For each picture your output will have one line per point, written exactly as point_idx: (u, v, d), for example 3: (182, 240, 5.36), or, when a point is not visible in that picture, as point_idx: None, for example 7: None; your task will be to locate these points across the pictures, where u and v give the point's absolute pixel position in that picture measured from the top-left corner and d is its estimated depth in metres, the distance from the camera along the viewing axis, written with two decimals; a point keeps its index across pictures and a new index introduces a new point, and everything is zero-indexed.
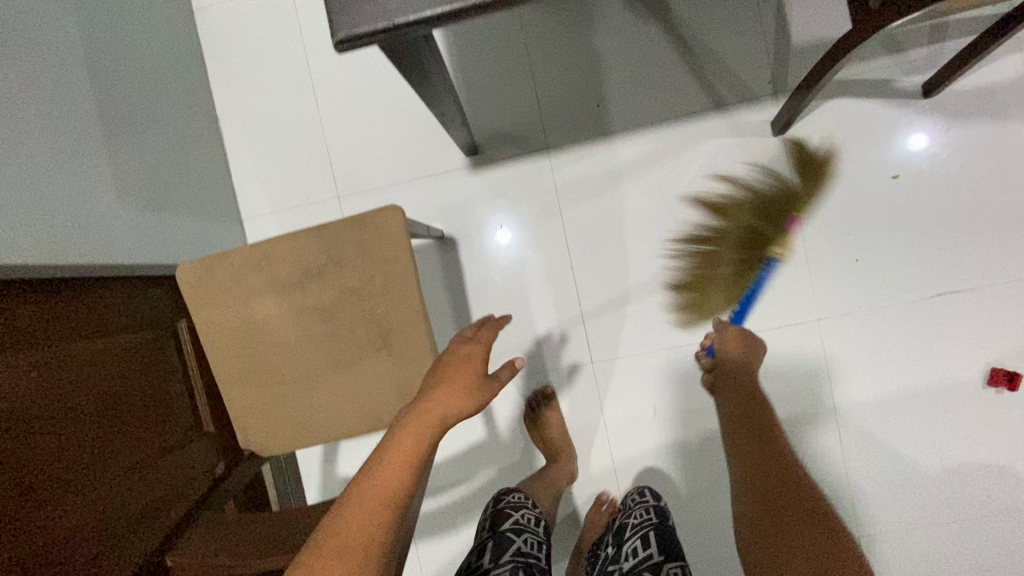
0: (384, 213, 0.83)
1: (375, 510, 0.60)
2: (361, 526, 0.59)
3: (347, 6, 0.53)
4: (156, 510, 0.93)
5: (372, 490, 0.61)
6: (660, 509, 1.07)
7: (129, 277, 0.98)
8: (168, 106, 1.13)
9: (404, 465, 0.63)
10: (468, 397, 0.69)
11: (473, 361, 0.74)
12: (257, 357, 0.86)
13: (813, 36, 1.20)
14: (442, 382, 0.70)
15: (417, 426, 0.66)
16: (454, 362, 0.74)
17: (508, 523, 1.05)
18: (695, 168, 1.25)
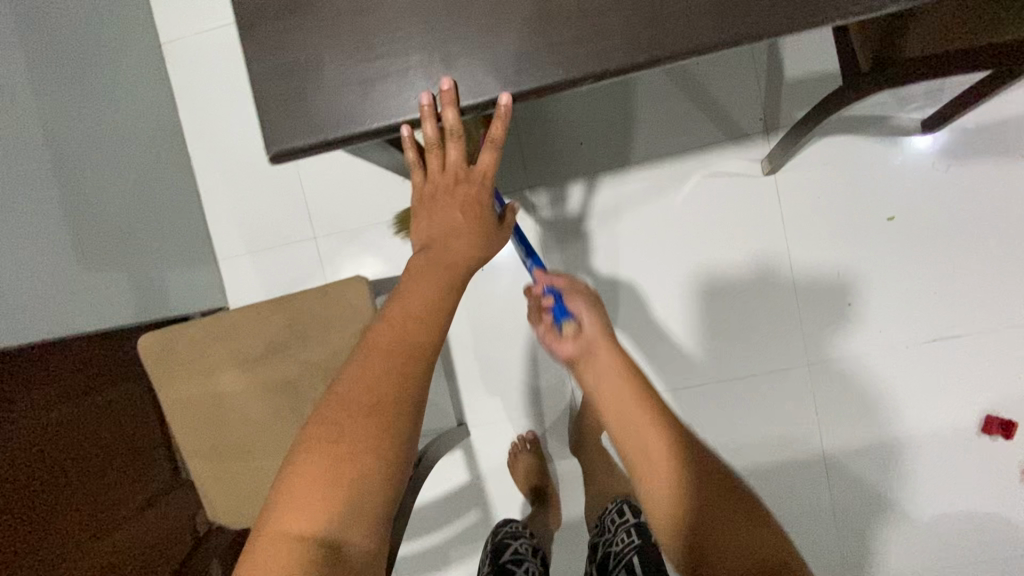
0: (348, 284, 0.81)
1: (398, 370, 0.49)
2: (385, 384, 0.48)
3: (280, 120, 0.49)
4: (138, 562, 1.06)
5: (389, 347, 0.50)
6: (641, 528, 1.01)
7: (109, 344, 1.11)
8: (133, 149, 1.09)
9: (427, 321, 0.51)
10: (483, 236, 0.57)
11: (479, 195, 0.56)
12: (222, 431, 0.84)
13: (808, 69, 1.14)
14: (452, 217, 0.56)
15: (430, 280, 0.53)
16: (452, 196, 0.56)
17: (507, 555, 1.03)
18: (683, 208, 1.19)
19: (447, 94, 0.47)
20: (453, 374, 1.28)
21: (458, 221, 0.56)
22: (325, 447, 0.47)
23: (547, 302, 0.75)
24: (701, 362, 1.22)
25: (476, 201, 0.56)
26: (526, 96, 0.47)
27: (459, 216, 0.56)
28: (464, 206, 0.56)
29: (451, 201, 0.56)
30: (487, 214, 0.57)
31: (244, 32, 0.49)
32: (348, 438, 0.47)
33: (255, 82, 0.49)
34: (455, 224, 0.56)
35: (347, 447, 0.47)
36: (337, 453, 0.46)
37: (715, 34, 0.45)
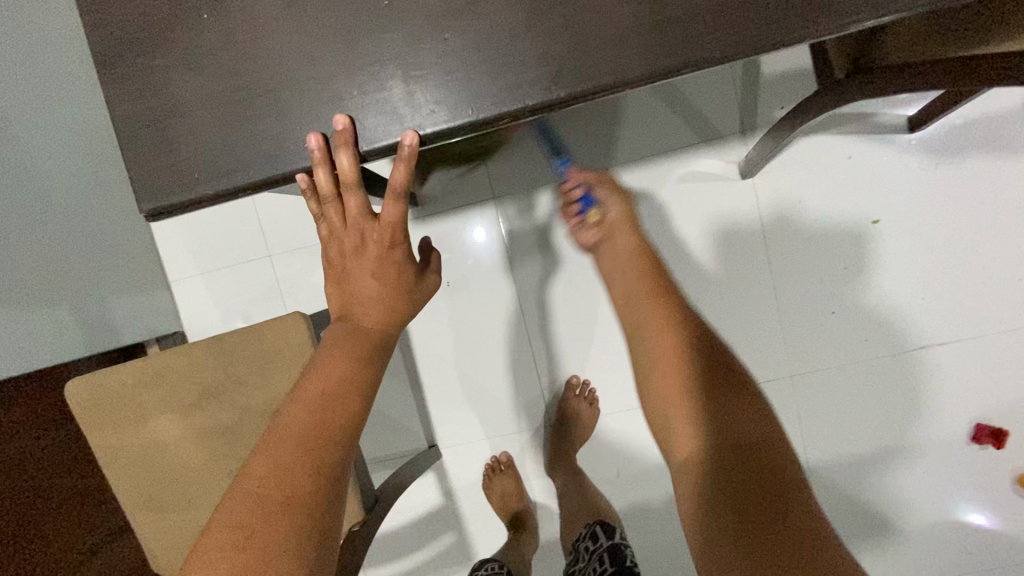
0: (285, 322, 0.75)
1: (316, 453, 0.43)
2: (300, 472, 0.42)
3: (148, 171, 0.42)
4: None
5: (303, 427, 0.44)
6: (613, 551, 0.95)
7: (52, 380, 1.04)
8: None
9: (346, 396, 0.47)
10: (399, 297, 0.52)
11: (390, 257, 0.51)
12: (162, 483, 0.78)
13: (786, 66, 1.07)
14: (366, 283, 0.51)
15: (348, 351, 0.49)
16: (359, 258, 0.50)
17: None
18: (658, 214, 1.12)
19: (340, 134, 0.40)
20: (421, 395, 1.22)
21: (372, 286, 0.51)
22: (226, 559, 0.38)
23: (575, 195, 0.72)
24: None
25: (388, 260, 0.51)
26: (439, 137, 0.41)
27: (370, 281, 0.51)
28: (376, 269, 0.50)
29: (359, 263, 0.50)
30: (403, 272, 0.52)
31: (102, 71, 0.42)
32: (259, 539, 0.39)
33: (123, 131, 0.42)
34: (369, 289, 0.51)
35: (254, 552, 0.39)
36: (240, 562, 0.38)
37: (645, 65, 0.39)
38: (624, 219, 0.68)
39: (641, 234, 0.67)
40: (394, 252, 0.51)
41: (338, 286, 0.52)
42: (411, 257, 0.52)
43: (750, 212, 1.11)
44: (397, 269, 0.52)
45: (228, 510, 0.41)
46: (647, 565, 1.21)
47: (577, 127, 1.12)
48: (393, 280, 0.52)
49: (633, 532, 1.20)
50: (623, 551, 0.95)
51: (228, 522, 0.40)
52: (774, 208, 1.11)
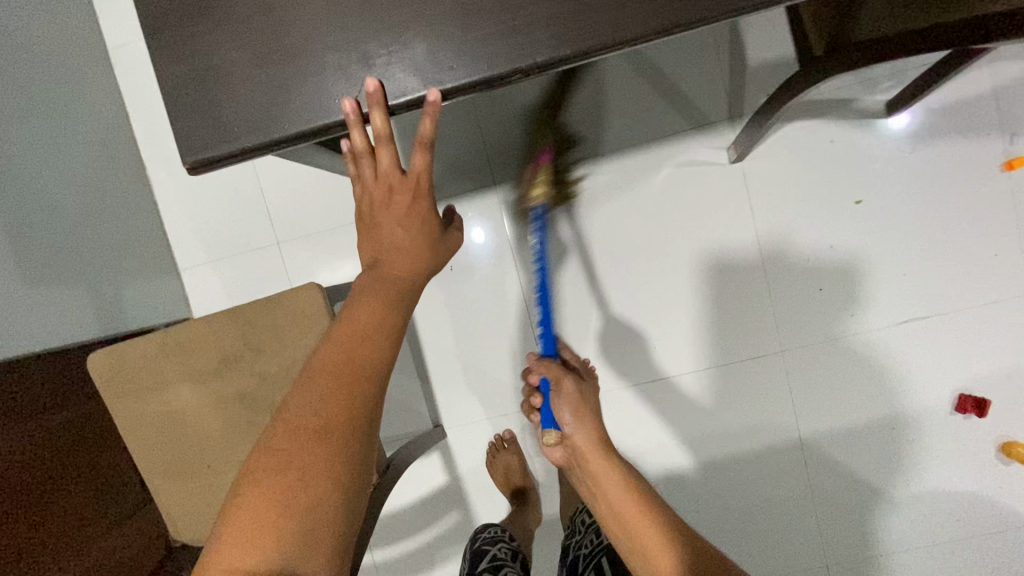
0: (303, 291, 0.79)
1: (347, 391, 0.48)
2: (333, 407, 0.47)
3: (194, 127, 0.47)
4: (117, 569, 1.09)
5: (336, 367, 0.49)
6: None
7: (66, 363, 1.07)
8: (83, 160, 1.05)
9: (375, 339, 0.51)
10: (424, 247, 0.56)
11: (417, 206, 0.55)
12: (182, 449, 0.81)
13: (768, 56, 1.12)
14: (393, 233, 0.55)
15: (377, 296, 0.53)
16: (390, 208, 0.55)
17: (485, 561, 1.02)
18: (653, 197, 1.17)
19: (372, 95, 0.45)
20: (425, 378, 1.26)
21: (398, 235, 0.55)
22: (271, 478, 0.45)
23: (536, 398, 0.74)
24: (679, 350, 1.20)
25: (414, 211, 0.55)
26: (456, 92, 0.45)
27: (398, 230, 0.55)
28: (402, 219, 0.55)
29: (388, 215, 0.55)
30: (429, 223, 0.56)
31: (150, 38, 0.47)
32: (299, 463, 0.45)
33: (170, 92, 0.47)
34: (395, 238, 0.55)
35: (295, 474, 0.44)
36: (280, 483, 0.44)
37: (640, 25, 0.44)
38: (592, 446, 0.67)
39: (614, 459, 0.66)
40: (420, 203, 0.55)
41: (368, 237, 0.57)
42: (436, 209, 0.56)
43: (739, 194, 1.17)
44: (423, 218, 0.55)
45: (274, 438, 0.46)
46: None
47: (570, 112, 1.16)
48: (419, 230, 0.56)
49: None
50: None
51: (272, 448, 0.46)
52: (764, 189, 1.16)
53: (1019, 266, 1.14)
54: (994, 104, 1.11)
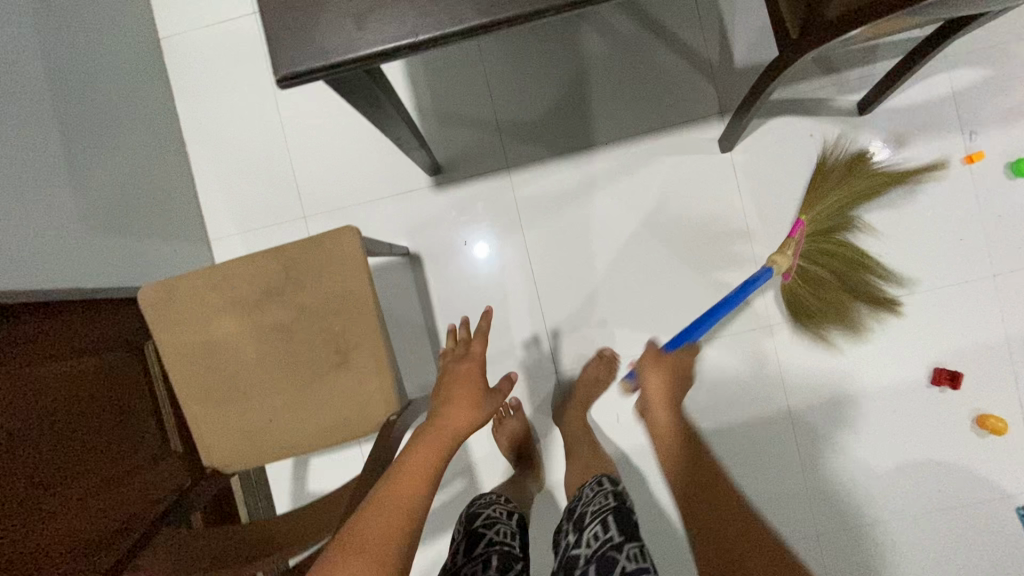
0: (341, 233, 0.87)
1: (401, 514, 0.66)
2: (388, 525, 0.65)
3: (286, 46, 0.57)
4: (123, 527, 0.95)
5: (397, 494, 0.68)
6: (620, 493, 1.00)
7: None
8: (135, 130, 1.16)
9: (422, 475, 0.70)
10: (472, 405, 0.82)
11: (474, 372, 0.87)
12: (218, 377, 0.89)
13: (751, 60, 1.26)
14: (452, 396, 0.83)
15: (429, 446, 0.74)
16: (458, 376, 0.86)
17: (480, 519, 1.07)
18: (651, 181, 1.28)
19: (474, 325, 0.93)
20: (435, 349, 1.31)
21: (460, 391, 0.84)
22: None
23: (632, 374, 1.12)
24: (673, 322, 1.29)
25: (471, 378, 0.86)
26: (499, 24, 0.57)
27: (461, 389, 0.84)
28: (463, 383, 0.85)
29: (456, 379, 0.86)
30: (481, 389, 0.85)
31: None
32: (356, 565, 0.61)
33: (267, 17, 0.57)
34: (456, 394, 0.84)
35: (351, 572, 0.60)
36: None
37: None
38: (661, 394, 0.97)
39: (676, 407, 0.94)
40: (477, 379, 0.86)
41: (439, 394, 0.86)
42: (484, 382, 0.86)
43: (728, 179, 1.28)
44: (477, 379, 0.86)
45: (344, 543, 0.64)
46: (645, 506, 1.30)
47: (573, 101, 1.28)
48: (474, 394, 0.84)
49: (631, 475, 1.29)
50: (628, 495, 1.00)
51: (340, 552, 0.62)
52: (750, 176, 1.28)
53: (981, 250, 1.26)
54: (951, 106, 1.25)
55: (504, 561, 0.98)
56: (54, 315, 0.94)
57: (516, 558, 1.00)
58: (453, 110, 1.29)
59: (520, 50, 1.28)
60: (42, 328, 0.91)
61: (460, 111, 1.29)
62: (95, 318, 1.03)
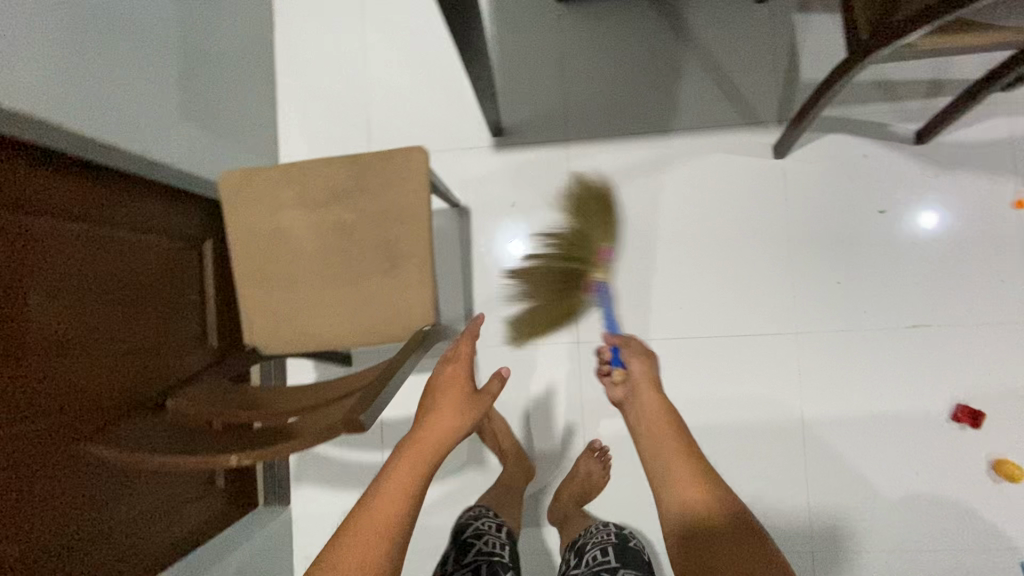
0: (412, 151, 0.94)
1: (385, 534, 0.65)
2: (371, 546, 0.64)
3: None
4: (149, 399, 1.03)
5: (381, 512, 0.66)
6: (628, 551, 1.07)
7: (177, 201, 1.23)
8: (235, 46, 1.27)
9: (410, 487, 0.68)
10: (461, 406, 0.79)
11: (461, 376, 0.85)
12: (276, 264, 0.96)
13: (816, 75, 1.31)
14: (441, 395, 0.82)
15: (416, 453, 0.72)
16: (448, 379, 0.85)
17: (470, 531, 1.11)
18: (702, 173, 1.32)
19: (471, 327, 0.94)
20: (467, 299, 1.37)
21: (449, 393, 0.82)
22: None
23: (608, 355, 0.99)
24: (701, 314, 1.31)
25: (459, 378, 0.85)
26: None
27: (449, 392, 0.82)
28: (450, 386, 0.83)
29: (445, 382, 0.84)
30: (467, 389, 0.83)
31: None
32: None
33: None
34: (445, 395, 0.82)
35: None
36: None
37: None
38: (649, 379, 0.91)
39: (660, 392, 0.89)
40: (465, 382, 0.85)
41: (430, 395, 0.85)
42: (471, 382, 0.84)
43: (777, 184, 1.31)
44: (462, 382, 0.84)
45: (328, 559, 0.63)
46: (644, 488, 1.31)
47: (638, 87, 1.34)
48: (463, 395, 0.82)
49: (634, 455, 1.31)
50: (631, 550, 1.08)
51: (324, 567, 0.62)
52: (799, 185, 1.31)
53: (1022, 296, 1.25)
54: (1009, 150, 1.27)
55: (491, 570, 1.02)
56: (134, 195, 1.02)
57: (503, 565, 1.05)
58: (524, 79, 1.37)
59: (597, 34, 1.35)
60: (122, 201, 1.00)
61: (531, 79, 1.37)
62: (170, 203, 1.11)
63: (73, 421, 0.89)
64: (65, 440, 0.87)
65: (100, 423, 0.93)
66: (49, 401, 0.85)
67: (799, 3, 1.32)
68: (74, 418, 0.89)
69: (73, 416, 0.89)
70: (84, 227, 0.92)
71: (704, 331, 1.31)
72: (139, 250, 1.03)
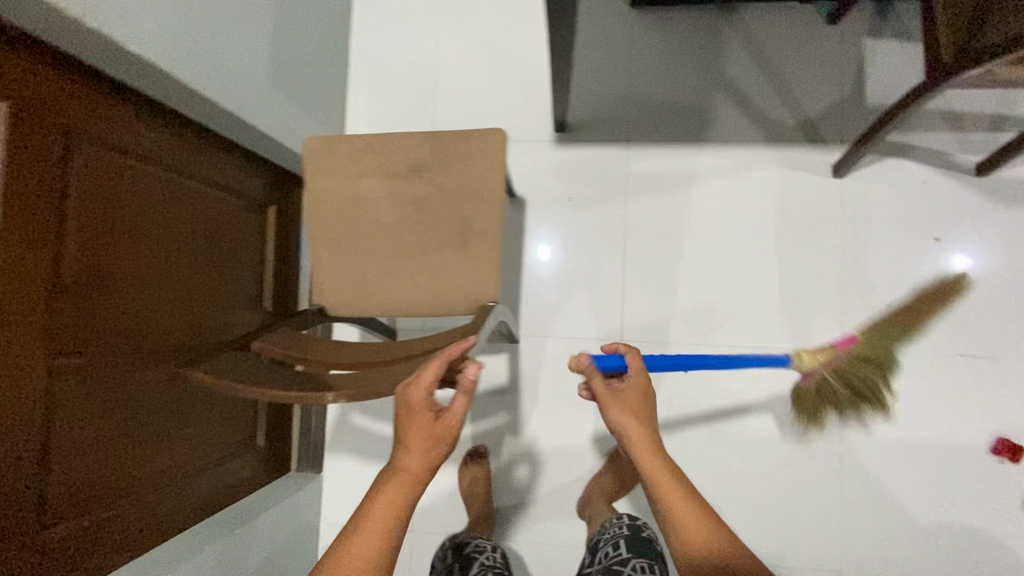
0: (493, 133, 0.97)
1: None
2: None
3: None
4: (201, 347, 1.09)
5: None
6: (640, 538, 1.09)
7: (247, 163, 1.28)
8: (319, 22, 1.31)
9: (375, 548, 0.69)
10: (428, 446, 0.73)
11: (422, 401, 0.75)
12: (350, 229, 0.99)
13: (881, 99, 1.33)
14: (405, 429, 0.74)
15: (382, 514, 0.70)
16: (409, 408, 0.75)
17: (470, 547, 1.18)
18: (760, 185, 1.34)
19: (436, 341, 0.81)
20: (515, 288, 1.39)
21: (411, 426, 0.74)
22: None
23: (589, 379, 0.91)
24: (746, 323, 1.32)
25: (422, 404, 0.75)
26: None
27: (412, 425, 0.74)
28: (412, 415, 0.74)
29: (406, 409, 0.75)
30: (427, 418, 0.74)
31: None
32: None
33: None
34: (409, 431, 0.74)
35: None
36: None
37: None
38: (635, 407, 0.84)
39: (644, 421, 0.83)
40: (429, 406, 0.75)
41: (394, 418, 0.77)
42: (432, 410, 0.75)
43: (833, 202, 1.32)
44: (422, 409, 0.74)
45: None
46: None
47: (703, 95, 1.37)
48: (426, 428, 0.74)
49: None
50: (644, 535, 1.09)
51: None
52: (855, 205, 1.32)
53: None
54: None
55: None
56: (215, 154, 1.10)
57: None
58: (592, 78, 1.40)
59: (666, 42, 1.38)
60: (204, 158, 1.07)
61: (599, 79, 1.40)
62: (242, 166, 1.19)
63: (140, 356, 0.95)
64: (127, 372, 0.93)
65: (159, 366, 0.99)
66: (124, 335, 0.92)
67: (869, 28, 1.34)
68: (141, 354, 0.95)
69: (140, 352, 0.95)
70: (169, 178, 1.00)
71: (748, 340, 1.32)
72: (210, 208, 1.10)
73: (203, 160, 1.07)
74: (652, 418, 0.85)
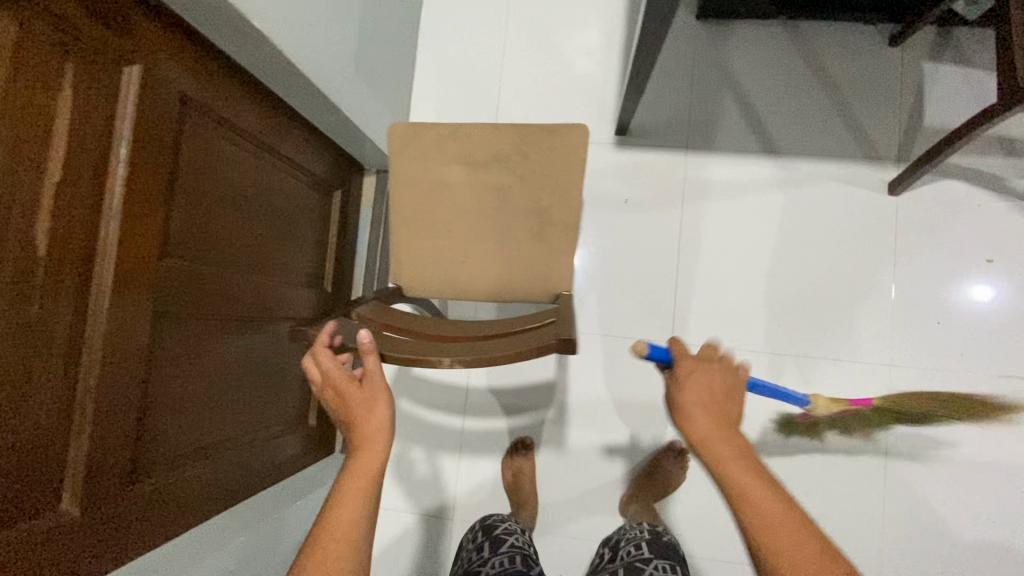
0: (575, 128, 0.95)
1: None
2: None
3: None
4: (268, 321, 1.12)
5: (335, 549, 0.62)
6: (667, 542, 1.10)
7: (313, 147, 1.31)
8: (397, 14, 1.35)
9: (357, 512, 0.65)
10: (370, 406, 0.72)
11: (343, 373, 0.75)
12: (431, 214, 1.02)
13: (939, 121, 1.36)
14: (344, 407, 0.73)
15: (354, 484, 0.66)
16: (337, 393, 0.74)
17: (499, 530, 1.18)
18: (816, 197, 1.37)
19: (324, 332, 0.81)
20: None
21: (346, 400, 0.73)
22: None
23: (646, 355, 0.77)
24: (795, 331, 1.35)
25: (345, 376, 0.75)
26: None
27: (345, 400, 0.73)
28: (341, 391, 0.74)
29: (333, 393, 0.75)
30: (353, 385, 0.74)
31: None
32: None
33: None
34: (347, 403, 0.73)
35: None
36: None
37: None
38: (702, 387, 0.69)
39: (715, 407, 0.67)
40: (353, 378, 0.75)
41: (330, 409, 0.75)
42: (353, 377, 0.75)
43: (887, 218, 1.35)
44: (345, 382, 0.74)
45: None
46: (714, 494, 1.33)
47: (764, 107, 1.40)
48: (360, 395, 0.73)
49: None
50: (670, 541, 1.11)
51: None
52: (909, 221, 1.34)
53: None
54: None
55: (525, 560, 1.07)
56: (295, 135, 1.13)
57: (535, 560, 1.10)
58: (656, 84, 1.43)
59: (730, 53, 1.42)
60: (286, 137, 1.10)
61: (662, 86, 1.43)
62: (315, 149, 1.22)
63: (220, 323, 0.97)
64: (208, 337, 0.95)
65: (233, 335, 1.01)
66: (211, 301, 0.94)
67: (931, 51, 1.37)
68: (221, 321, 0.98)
69: (221, 319, 0.97)
70: (258, 153, 1.03)
71: (796, 348, 1.34)
72: (286, 186, 1.13)
73: (286, 138, 1.10)
74: (724, 400, 0.70)
